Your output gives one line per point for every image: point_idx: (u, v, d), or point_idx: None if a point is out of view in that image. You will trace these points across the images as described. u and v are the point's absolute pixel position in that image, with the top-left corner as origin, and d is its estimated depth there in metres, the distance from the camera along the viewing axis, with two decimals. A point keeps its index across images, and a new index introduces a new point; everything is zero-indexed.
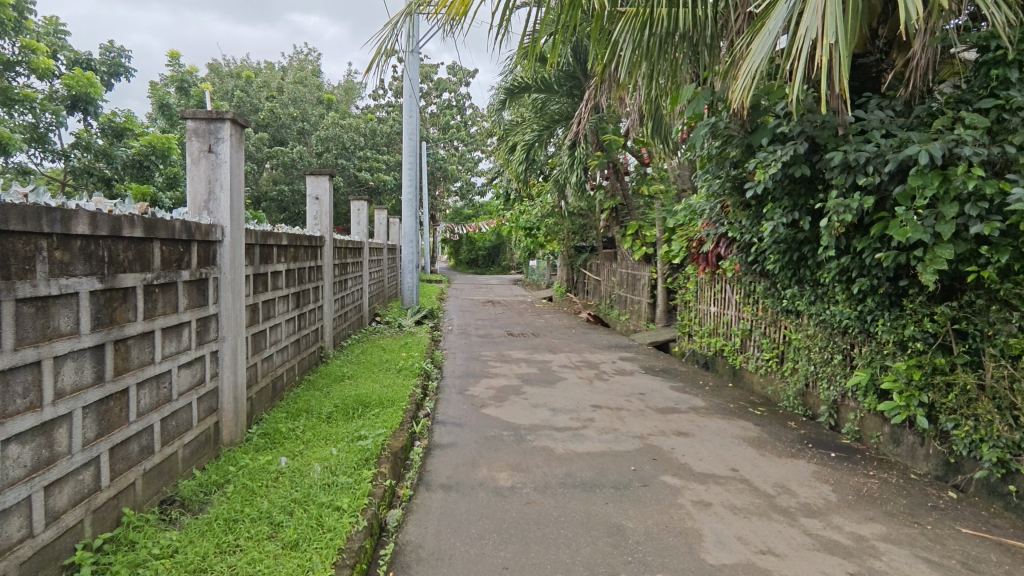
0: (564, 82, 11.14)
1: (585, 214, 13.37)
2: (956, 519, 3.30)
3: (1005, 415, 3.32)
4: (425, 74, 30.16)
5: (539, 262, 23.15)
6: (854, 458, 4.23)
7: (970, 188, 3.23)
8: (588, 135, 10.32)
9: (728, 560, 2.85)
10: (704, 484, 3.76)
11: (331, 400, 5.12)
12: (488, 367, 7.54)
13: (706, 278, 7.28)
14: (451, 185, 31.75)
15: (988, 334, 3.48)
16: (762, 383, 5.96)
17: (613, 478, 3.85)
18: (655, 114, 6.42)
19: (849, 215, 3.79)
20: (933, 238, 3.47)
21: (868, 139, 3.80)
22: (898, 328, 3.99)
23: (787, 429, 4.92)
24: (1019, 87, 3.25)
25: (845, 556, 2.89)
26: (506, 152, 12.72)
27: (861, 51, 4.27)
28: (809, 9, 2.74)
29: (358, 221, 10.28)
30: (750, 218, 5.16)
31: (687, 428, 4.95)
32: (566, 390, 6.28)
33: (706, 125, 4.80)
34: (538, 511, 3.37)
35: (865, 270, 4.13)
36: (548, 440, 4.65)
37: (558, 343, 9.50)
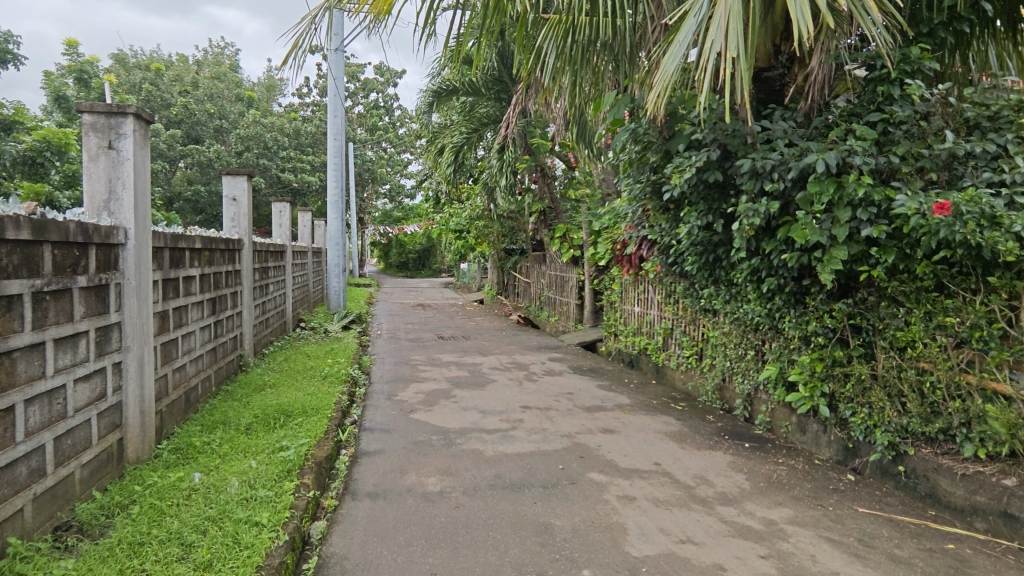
0: (491, 86, 11.20)
1: (514, 217, 13.50)
2: (854, 499, 3.57)
3: (895, 402, 3.66)
4: (350, 73, 29.43)
5: (470, 264, 23.12)
6: (765, 447, 4.49)
7: (861, 194, 3.51)
8: (516, 139, 10.48)
9: (650, 551, 2.94)
10: (629, 479, 3.88)
11: (251, 410, 4.87)
12: (418, 371, 7.45)
13: (630, 279, 7.53)
14: (380, 187, 31.16)
15: (879, 328, 3.80)
16: (683, 379, 6.23)
17: (542, 477, 3.90)
18: (580, 119, 6.57)
19: (758, 219, 4.01)
20: (830, 240, 3.75)
21: (774, 147, 4.05)
22: (802, 324, 4.28)
23: (705, 423, 5.16)
24: (901, 104, 3.63)
25: (757, 540, 3.06)
26: (435, 154, 12.70)
27: (767, 65, 4.54)
28: (714, 24, 2.93)
29: (280, 223, 9.89)
30: (669, 221, 5.38)
31: (612, 425, 5.09)
32: (496, 392, 6.31)
33: (626, 131, 4.92)
34: (467, 515, 3.35)
35: (773, 270, 4.39)
36: (477, 442, 4.64)
37: (489, 345, 9.54)
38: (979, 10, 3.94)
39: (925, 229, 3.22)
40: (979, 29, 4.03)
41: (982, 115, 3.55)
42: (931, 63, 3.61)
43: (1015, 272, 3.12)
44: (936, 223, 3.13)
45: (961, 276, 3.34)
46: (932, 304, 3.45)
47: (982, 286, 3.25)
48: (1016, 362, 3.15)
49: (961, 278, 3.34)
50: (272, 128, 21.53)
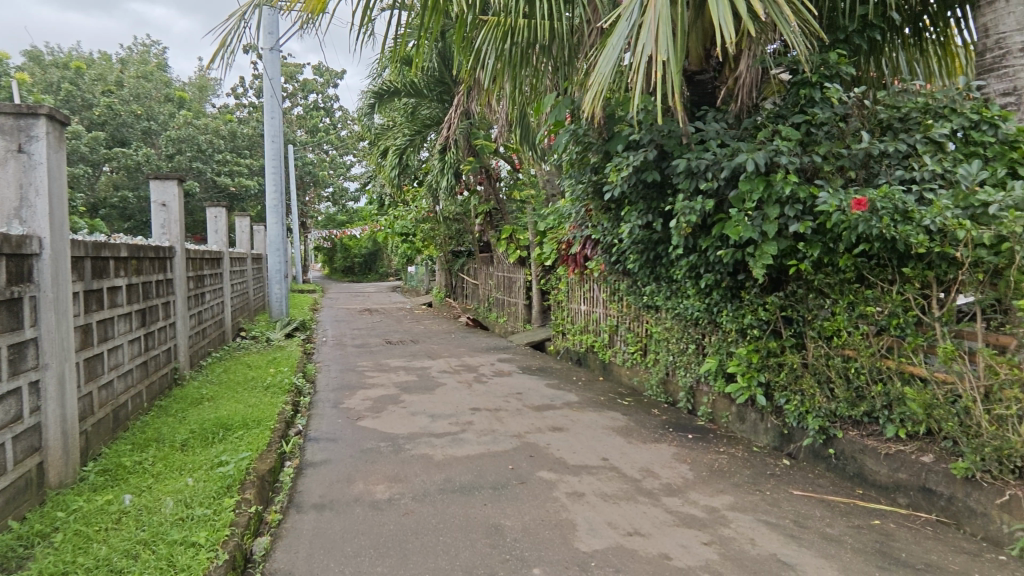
0: (433, 87, 11.14)
1: (461, 219, 13.45)
2: (790, 483, 3.75)
3: (824, 388, 3.88)
4: (288, 73, 28.57)
5: (418, 267, 22.85)
6: (707, 438, 4.65)
7: (788, 191, 3.67)
8: (459, 141, 10.48)
9: (599, 545, 2.99)
10: (577, 476, 3.93)
11: (186, 425, 4.65)
12: (365, 378, 7.31)
13: (576, 279, 7.62)
14: (323, 191, 30.40)
15: (808, 319, 4.00)
16: (629, 375, 6.36)
17: (492, 478, 3.91)
18: (522, 121, 6.61)
19: (694, 217, 4.14)
20: (761, 235, 3.90)
21: (707, 148, 4.19)
22: (739, 317, 4.45)
23: (650, 416, 5.30)
24: (821, 106, 3.84)
25: (700, 528, 3.16)
26: (379, 156, 12.61)
27: (699, 69, 4.70)
28: (644, 29, 3.06)
29: (215, 229, 9.47)
30: (610, 221, 5.49)
31: (561, 423, 5.15)
32: (445, 396, 6.26)
33: (567, 133, 4.99)
34: (416, 521, 3.31)
35: (710, 266, 4.54)
36: (426, 447, 4.60)
37: (437, 348, 9.46)
38: (889, 19, 4.21)
39: (846, 225, 3.41)
40: (889, 36, 4.32)
41: (894, 117, 3.78)
42: (847, 68, 3.85)
43: (926, 263, 3.37)
44: (855, 219, 3.31)
45: (879, 267, 3.56)
46: (854, 294, 3.67)
47: (898, 277, 3.47)
48: (929, 346, 3.37)
49: (879, 269, 3.56)
50: (205, 130, 20.65)
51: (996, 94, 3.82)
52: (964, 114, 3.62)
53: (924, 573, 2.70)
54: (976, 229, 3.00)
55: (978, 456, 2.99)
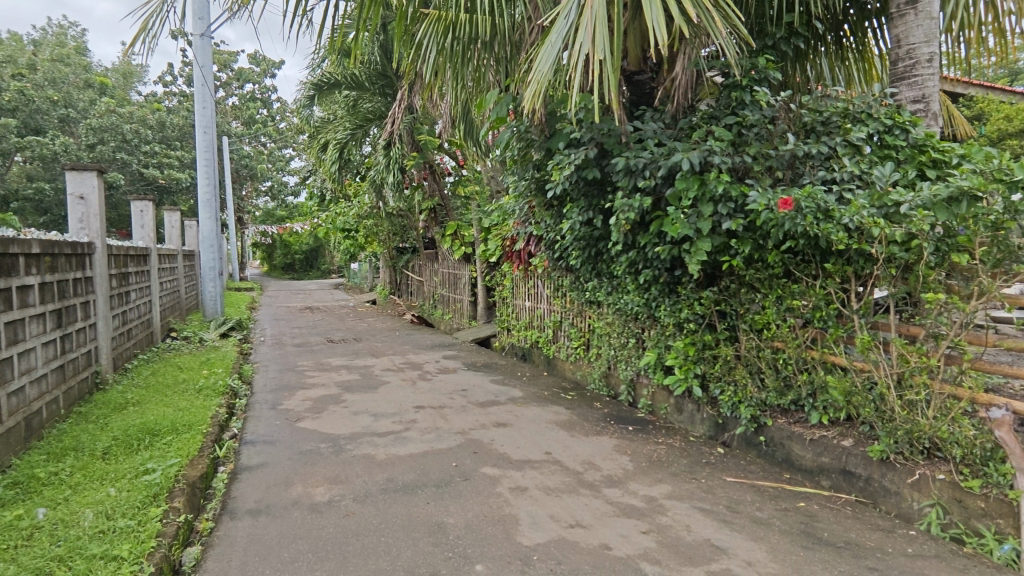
0: (375, 81, 10.96)
1: (405, 215, 13.03)
2: (724, 470, 3.91)
3: (755, 378, 4.07)
4: (222, 61, 27.33)
5: (362, 264, 22.34)
6: (647, 429, 4.78)
7: (721, 190, 3.77)
8: (402, 136, 10.34)
9: (541, 539, 3.03)
10: (521, 470, 3.96)
11: (108, 433, 4.38)
12: (305, 377, 7.10)
13: (520, 275, 7.64)
14: (260, 185, 29.30)
15: (740, 312, 4.17)
16: (572, 369, 6.46)
17: (435, 476, 3.88)
18: (465, 116, 6.56)
19: (633, 214, 4.22)
20: (696, 232, 4.01)
21: (645, 147, 4.28)
22: (676, 312, 4.59)
23: (592, 409, 5.41)
24: (751, 108, 4.03)
25: (638, 517, 3.25)
26: (318, 150, 12.29)
27: (637, 69, 4.79)
28: (582, 28, 3.13)
29: (142, 224, 8.96)
30: (553, 217, 5.55)
31: (505, 419, 5.17)
32: (388, 394, 6.16)
33: (509, 129, 5.00)
34: (357, 522, 3.25)
35: (648, 262, 4.65)
36: (368, 447, 4.51)
37: (381, 346, 9.30)
38: (812, 27, 4.48)
39: (774, 223, 3.55)
40: (813, 44, 4.59)
41: (816, 120, 3.98)
42: (774, 73, 4.09)
43: (845, 259, 3.53)
44: (782, 217, 3.46)
45: (804, 263, 3.75)
46: (782, 289, 3.85)
47: (821, 272, 3.66)
48: (849, 337, 3.58)
49: (804, 265, 3.75)
50: (130, 119, 19.51)
51: (907, 101, 4.08)
52: (879, 119, 3.84)
53: (844, 550, 2.87)
54: (889, 227, 3.19)
55: (892, 439, 3.23)
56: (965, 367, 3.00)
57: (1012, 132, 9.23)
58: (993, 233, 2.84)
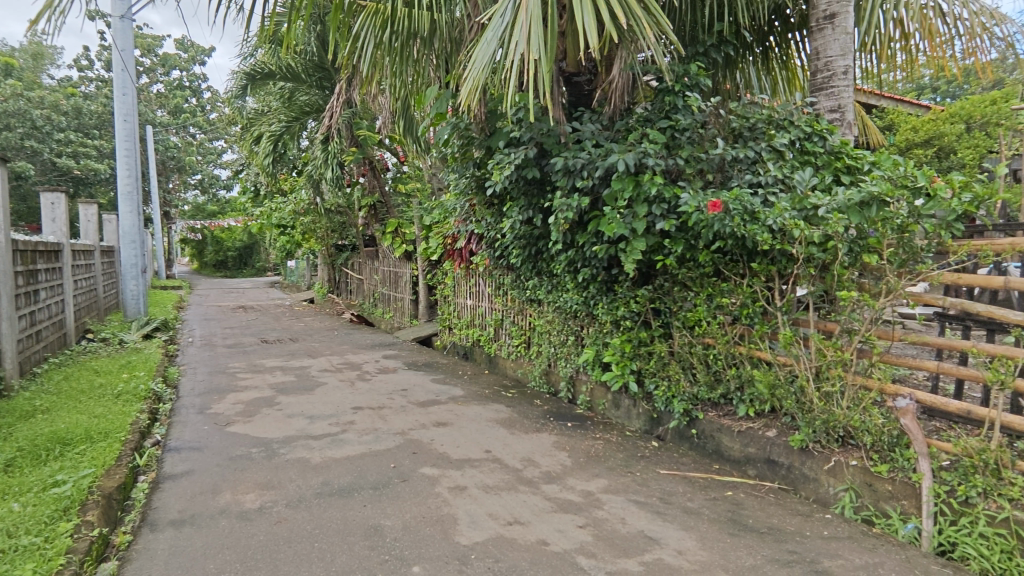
0: (312, 73, 10.68)
1: (344, 211, 12.54)
2: (658, 463, 4.03)
3: (687, 373, 4.22)
4: (146, 46, 25.81)
5: (299, 262, 21.63)
6: (585, 425, 4.87)
7: (654, 192, 3.88)
8: (341, 130, 10.12)
9: (479, 537, 3.02)
10: (460, 469, 3.95)
11: (12, 443, 4.04)
12: (236, 380, 6.81)
13: (462, 273, 7.61)
14: (189, 178, 27.88)
15: (674, 310, 4.32)
16: (513, 367, 6.50)
17: (373, 478, 3.81)
18: (405, 112, 6.48)
19: (571, 214, 4.28)
20: (631, 232, 4.10)
21: (583, 147, 4.35)
22: (613, 309, 4.70)
23: (532, 406, 5.46)
24: (683, 113, 4.16)
25: (576, 512, 3.30)
26: (251, 142, 11.83)
27: (576, 71, 4.85)
28: (518, 28, 3.22)
29: (53, 218, 8.29)
30: (494, 216, 5.58)
31: (446, 418, 5.14)
32: (325, 395, 5.99)
33: (449, 125, 4.97)
34: (289, 529, 3.14)
35: (586, 261, 4.73)
36: (303, 450, 4.37)
37: (318, 346, 9.05)
38: (740, 36, 4.69)
39: (704, 223, 3.68)
40: (741, 52, 4.81)
41: (744, 126, 4.16)
42: (705, 80, 4.26)
43: (769, 259, 3.71)
44: (711, 218, 3.58)
45: (732, 263, 3.92)
46: (712, 287, 4.01)
47: (747, 271, 3.83)
48: (773, 333, 3.76)
49: (732, 264, 3.92)
50: (40, 104, 18.15)
51: (825, 110, 4.33)
52: (799, 126, 4.06)
53: (767, 535, 3.02)
54: (808, 229, 3.34)
55: (811, 429, 3.43)
56: (875, 359, 3.24)
57: (918, 142, 9.97)
58: (899, 236, 3.08)
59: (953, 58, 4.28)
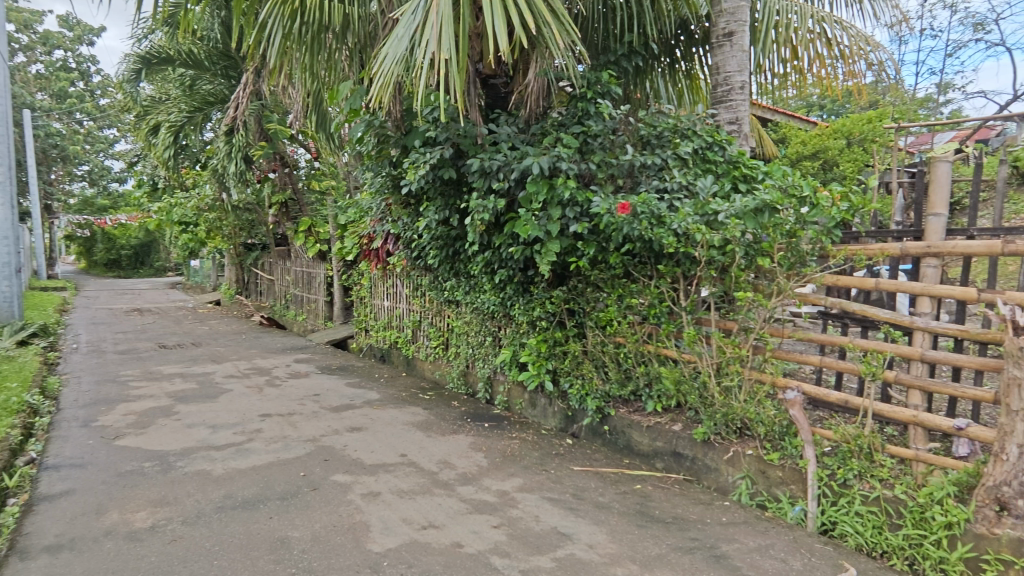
0: (216, 61, 10.07)
1: (252, 208, 11.91)
2: (572, 460, 4.13)
3: (600, 371, 4.35)
4: (22, 21, 23.32)
5: (203, 261, 20.33)
6: (502, 425, 4.91)
7: (567, 195, 3.96)
8: (248, 123, 9.65)
9: (391, 543, 2.96)
10: (374, 475, 3.85)
11: None
12: (128, 389, 6.28)
13: (379, 274, 7.43)
14: (75, 169, 25.46)
15: (587, 310, 4.44)
16: (431, 369, 6.43)
17: (280, 488, 3.64)
18: (317, 107, 6.28)
19: (487, 215, 4.28)
20: (546, 234, 4.17)
21: (499, 149, 4.37)
22: (530, 310, 4.78)
23: (450, 408, 5.43)
24: (595, 119, 4.29)
25: (490, 512, 3.32)
26: (147, 133, 11.03)
27: (492, 73, 4.87)
28: (428, 27, 3.27)
29: None
30: (410, 216, 5.52)
31: (360, 423, 5.00)
32: (229, 403, 5.66)
33: (363, 122, 4.85)
34: (185, 547, 2.94)
35: (503, 262, 4.78)
36: (203, 462, 4.11)
37: (223, 351, 8.52)
38: (649, 48, 4.92)
39: (614, 226, 3.80)
40: (650, 62, 5.04)
41: (651, 134, 4.36)
42: (615, 88, 4.41)
43: (675, 262, 3.88)
44: (621, 221, 3.72)
45: (640, 265, 4.07)
46: (622, 288, 4.14)
47: (655, 273, 3.99)
48: (678, 332, 3.93)
49: (641, 266, 4.07)
50: None
51: (725, 122, 4.57)
52: (701, 136, 4.30)
53: (671, 524, 3.17)
54: (709, 233, 3.50)
55: (712, 421, 3.63)
56: (768, 355, 3.49)
57: (806, 154, 10.84)
58: (788, 240, 3.33)
59: (835, 79, 4.70)
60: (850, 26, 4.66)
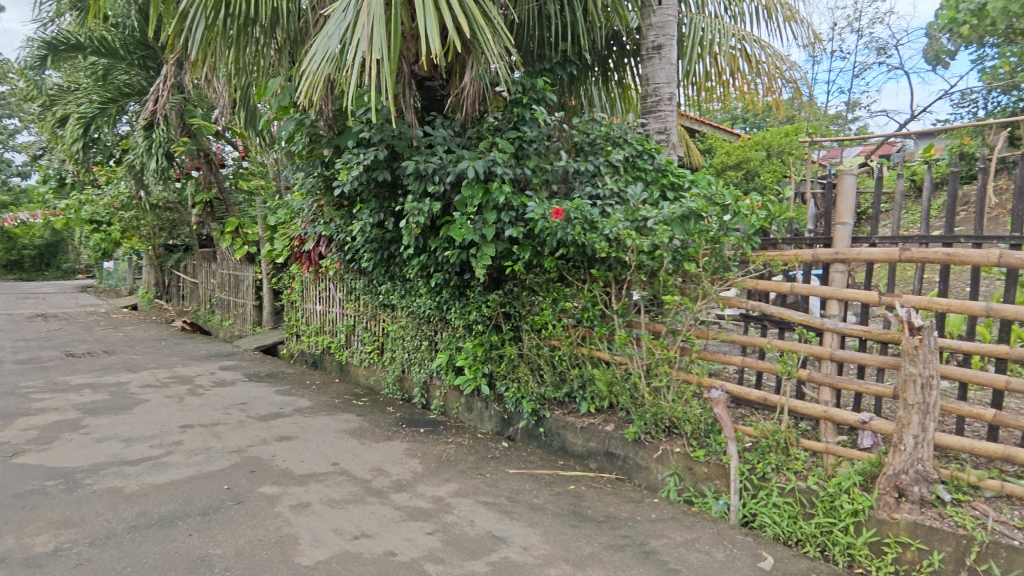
0: (133, 50, 9.58)
1: (174, 208, 11.29)
2: (507, 463, 4.15)
3: (535, 374, 4.40)
4: None
5: (117, 263, 19.02)
6: (437, 430, 4.86)
7: (502, 200, 4.00)
8: (169, 117, 9.19)
9: (321, 555, 2.87)
10: (303, 485, 3.73)
11: None
12: (29, 402, 5.78)
13: (311, 277, 7.21)
14: None
15: (523, 313, 4.48)
16: (366, 374, 6.30)
17: (202, 503, 3.45)
18: (246, 103, 6.05)
19: (422, 218, 4.24)
20: (481, 238, 4.19)
21: (434, 152, 4.34)
22: (466, 314, 4.77)
23: (384, 414, 5.34)
24: (530, 125, 4.34)
25: (425, 519, 3.28)
26: (53, 124, 10.23)
27: (428, 75, 4.83)
28: (360, 27, 3.23)
29: None
30: (343, 218, 5.39)
31: (290, 432, 4.83)
32: (146, 414, 5.32)
33: (292, 120, 4.70)
34: (92, 571, 2.73)
35: (439, 266, 4.75)
36: (115, 478, 3.84)
37: (139, 359, 8.00)
38: (583, 57, 5.03)
39: (548, 231, 3.87)
40: (584, 72, 5.16)
41: (585, 141, 4.47)
42: (550, 95, 4.48)
43: (607, 266, 3.98)
44: (555, 226, 3.78)
45: (574, 269, 4.15)
46: (557, 292, 4.21)
47: (588, 277, 4.08)
48: (610, 335, 4.03)
49: (575, 270, 4.14)
50: None
51: (654, 131, 4.75)
52: (632, 145, 4.41)
53: (603, 523, 3.24)
54: (639, 239, 3.62)
55: (643, 421, 3.74)
56: (693, 356, 3.65)
57: (731, 165, 11.41)
58: (712, 246, 3.48)
59: (757, 94, 4.95)
60: (767, 45, 4.94)
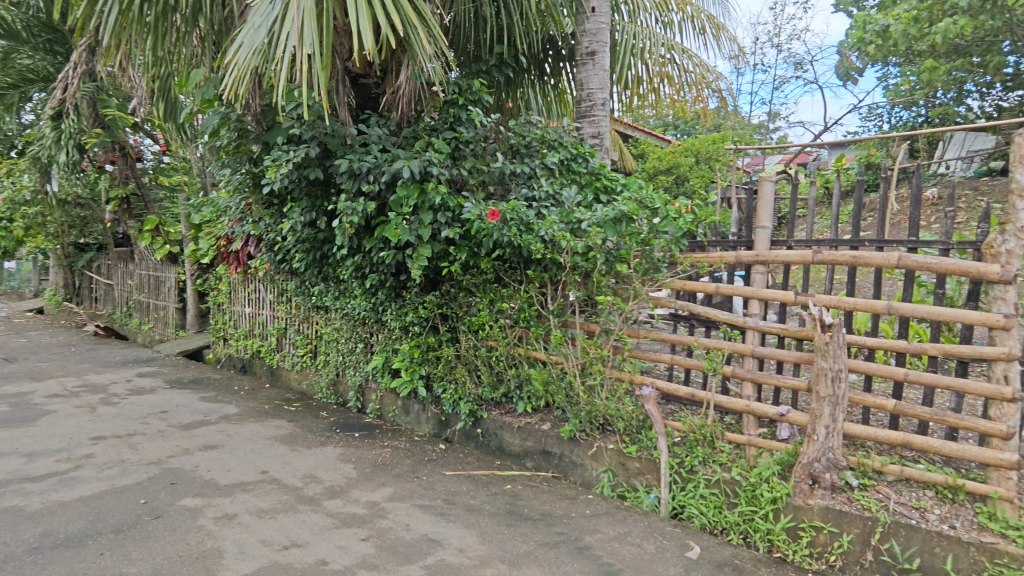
0: (36, 32, 8.84)
1: (86, 204, 10.47)
2: (444, 465, 4.12)
3: (473, 375, 4.40)
4: None
5: (20, 265, 17.48)
6: (373, 434, 4.77)
7: (438, 200, 3.97)
8: (79, 106, 8.55)
9: (247, 568, 2.76)
10: (229, 496, 3.56)
11: None
12: None
13: (239, 278, 6.92)
14: None
15: (460, 314, 4.47)
16: (298, 379, 6.09)
17: (116, 519, 3.24)
18: (166, 95, 5.74)
19: (356, 218, 4.14)
20: (417, 238, 4.15)
21: (369, 151, 4.26)
22: (402, 315, 4.71)
23: (318, 419, 5.18)
24: (466, 126, 4.35)
25: (358, 525, 3.21)
26: None
27: (362, 73, 4.72)
28: (289, 20, 3.13)
29: None
30: (273, 216, 5.19)
31: (214, 440, 4.60)
32: (52, 427, 4.91)
33: (217, 114, 4.49)
34: None
35: (374, 267, 4.66)
36: (14, 497, 3.53)
37: (45, 367, 7.39)
38: (519, 61, 5.08)
39: (485, 232, 3.88)
40: (520, 75, 5.22)
41: (521, 144, 4.52)
42: (486, 96, 4.49)
43: (542, 267, 4.02)
44: (491, 227, 3.79)
45: (511, 270, 4.17)
46: (493, 293, 4.23)
47: (524, 278, 4.11)
48: (546, 335, 4.08)
49: (511, 271, 4.16)
50: None
51: (588, 135, 4.84)
52: (567, 148, 4.49)
53: (539, 521, 3.28)
54: (573, 240, 3.69)
55: (578, 419, 3.81)
56: (626, 355, 3.76)
57: (662, 169, 11.83)
58: (642, 248, 3.59)
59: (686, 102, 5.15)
60: (694, 56, 5.16)
